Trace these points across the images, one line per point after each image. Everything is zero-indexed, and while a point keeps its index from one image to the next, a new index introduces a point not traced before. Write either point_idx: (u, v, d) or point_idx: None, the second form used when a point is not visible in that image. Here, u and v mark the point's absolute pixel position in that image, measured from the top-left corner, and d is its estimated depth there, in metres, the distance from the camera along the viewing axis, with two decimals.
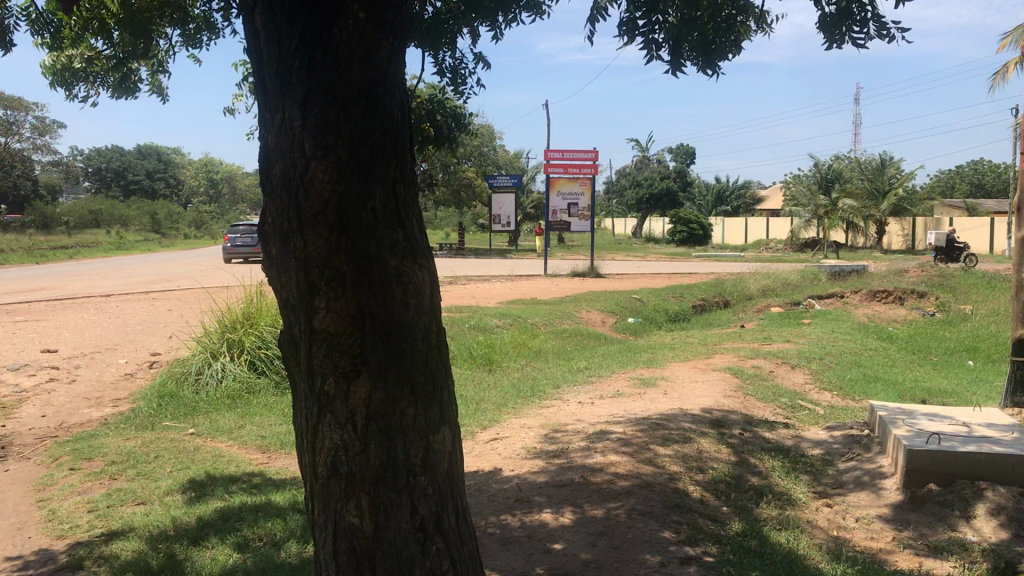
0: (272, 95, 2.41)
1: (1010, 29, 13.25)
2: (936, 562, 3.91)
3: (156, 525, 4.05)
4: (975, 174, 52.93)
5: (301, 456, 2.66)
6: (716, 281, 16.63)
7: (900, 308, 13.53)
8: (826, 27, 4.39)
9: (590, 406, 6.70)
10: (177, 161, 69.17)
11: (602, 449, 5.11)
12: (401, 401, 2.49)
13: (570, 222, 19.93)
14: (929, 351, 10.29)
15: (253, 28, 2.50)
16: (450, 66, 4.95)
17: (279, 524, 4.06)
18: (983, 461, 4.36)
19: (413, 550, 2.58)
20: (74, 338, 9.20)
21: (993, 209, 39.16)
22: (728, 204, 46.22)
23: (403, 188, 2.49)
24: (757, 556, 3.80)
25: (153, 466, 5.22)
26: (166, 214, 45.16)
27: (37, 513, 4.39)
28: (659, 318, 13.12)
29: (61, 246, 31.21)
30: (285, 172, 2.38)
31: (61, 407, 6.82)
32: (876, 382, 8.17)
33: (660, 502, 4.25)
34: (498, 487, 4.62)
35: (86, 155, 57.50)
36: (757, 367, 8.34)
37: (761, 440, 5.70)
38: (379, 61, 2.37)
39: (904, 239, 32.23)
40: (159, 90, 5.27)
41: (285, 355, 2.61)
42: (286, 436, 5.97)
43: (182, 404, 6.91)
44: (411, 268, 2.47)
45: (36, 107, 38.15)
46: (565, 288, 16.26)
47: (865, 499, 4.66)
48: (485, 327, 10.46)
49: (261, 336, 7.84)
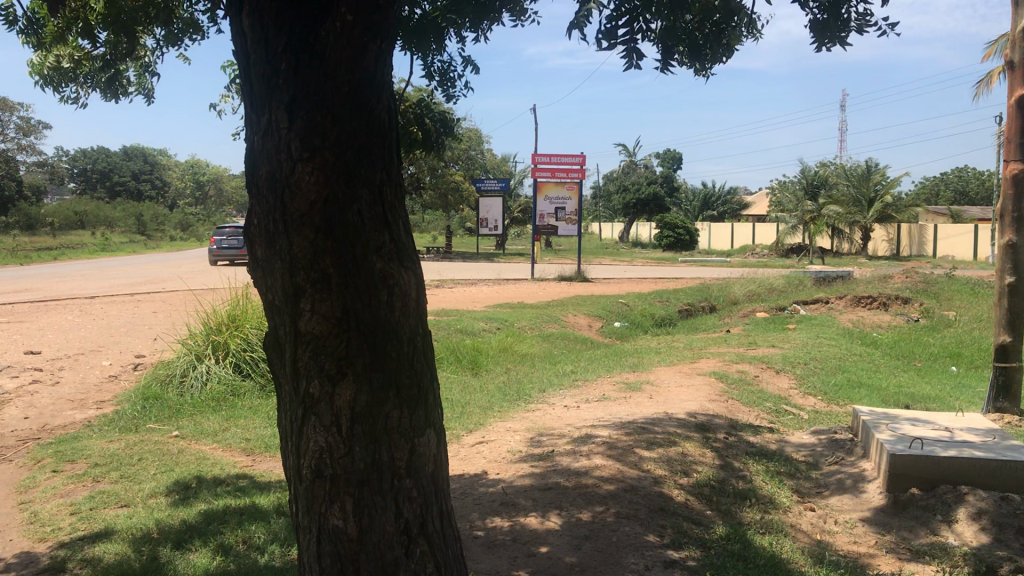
0: (259, 97, 2.42)
1: (993, 40, 13.44)
2: (917, 566, 3.96)
3: (140, 527, 4.04)
4: (959, 182, 53.77)
5: (285, 458, 2.66)
6: (702, 286, 16.77)
7: (884, 313, 13.67)
8: (816, 30, 4.48)
9: (576, 409, 6.73)
10: (163, 163, 68.66)
11: (588, 453, 5.15)
12: (386, 403, 2.51)
13: (557, 226, 20.01)
14: (913, 356, 10.41)
15: (241, 28, 2.51)
16: (438, 69, 4.98)
17: (262, 527, 4.07)
18: (963, 466, 4.42)
19: (397, 553, 2.59)
20: (58, 340, 9.14)
21: (977, 217, 39.59)
22: (715, 209, 46.72)
23: (390, 191, 2.51)
24: (740, 560, 3.82)
25: (136, 468, 5.20)
26: (151, 216, 44.93)
27: (19, 515, 4.37)
28: (646, 322, 13.22)
29: (45, 246, 31.04)
30: (272, 174, 2.39)
31: (44, 409, 6.78)
32: (860, 387, 8.25)
33: (644, 505, 4.28)
34: (483, 490, 4.64)
35: (72, 155, 57.03)
36: (742, 371, 8.43)
37: (745, 444, 5.75)
38: (367, 63, 2.38)
39: (889, 245, 33.07)
40: (146, 90, 5.24)
41: (271, 357, 2.62)
42: (271, 438, 5.97)
43: (166, 406, 6.88)
44: (397, 270, 2.48)
45: (19, 107, 37.84)
46: (552, 292, 16.34)
47: (849, 504, 4.71)
48: (472, 330, 10.48)
49: (246, 338, 7.81)
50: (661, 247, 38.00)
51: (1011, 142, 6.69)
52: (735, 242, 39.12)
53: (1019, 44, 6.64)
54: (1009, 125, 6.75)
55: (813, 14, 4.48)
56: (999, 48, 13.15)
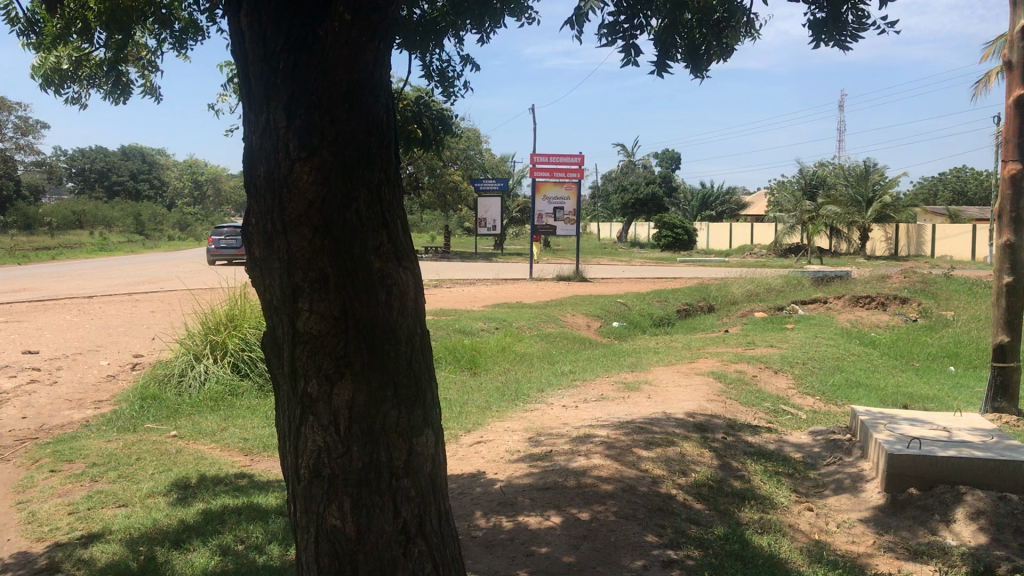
0: (257, 97, 2.42)
1: (992, 40, 13.48)
2: (915, 566, 3.97)
3: (137, 527, 4.04)
4: (958, 182, 53.81)
5: (284, 458, 2.66)
6: (701, 286, 16.80)
7: (882, 313, 13.68)
8: (814, 28, 4.49)
9: (574, 409, 6.74)
10: (161, 162, 68.57)
11: (587, 452, 5.15)
12: (385, 403, 2.51)
13: (555, 226, 19.98)
14: (911, 356, 10.42)
15: (239, 28, 2.51)
16: (437, 68, 4.98)
17: (261, 527, 4.06)
18: (961, 466, 4.43)
19: (395, 553, 2.59)
20: (55, 340, 9.12)
21: (976, 217, 39.64)
22: (712, 208, 46.89)
23: (388, 191, 2.51)
24: (739, 560, 3.82)
25: (134, 468, 5.19)
26: (150, 216, 44.88)
27: (16, 515, 4.37)
28: (644, 322, 13.23)
29: (43, 246, 30.99)
30: (270, 174, 2.39)
31: (42, 408, 6.77)
32: (858, 387, 8.26)
33: (643, 505, 4.28)
34: (482, 490, 4.64)
35: (70, 155, 56.94)
36: (740, 371, 8.44)
37: (743, 444, 5.76)
38: (365, 63, 2.39)
39: (887, 245, 33.09)
40: (151, 90, 5.24)
41: (269, 357, 2.62)
42: (269, 438, 5.97)
43: (164, 406, 6.88)
44: (395, 270, 2.49)
45: (18, 107, 37.79)
46: (550, 291, 16.34)
47: (847, 504, 4.72)
48: (470, 330, 10.48)
49: (244, 338, 7.81)
50: (660, 247, 38.03)
51: (1010, 142, 6.68)
52: (733, 242, 39.14)
53: (1017, 44, 6.65)
54: (1006, 126, 6.76)
55: (812, 13, 4.49)
56: (997, 48, 13.17)
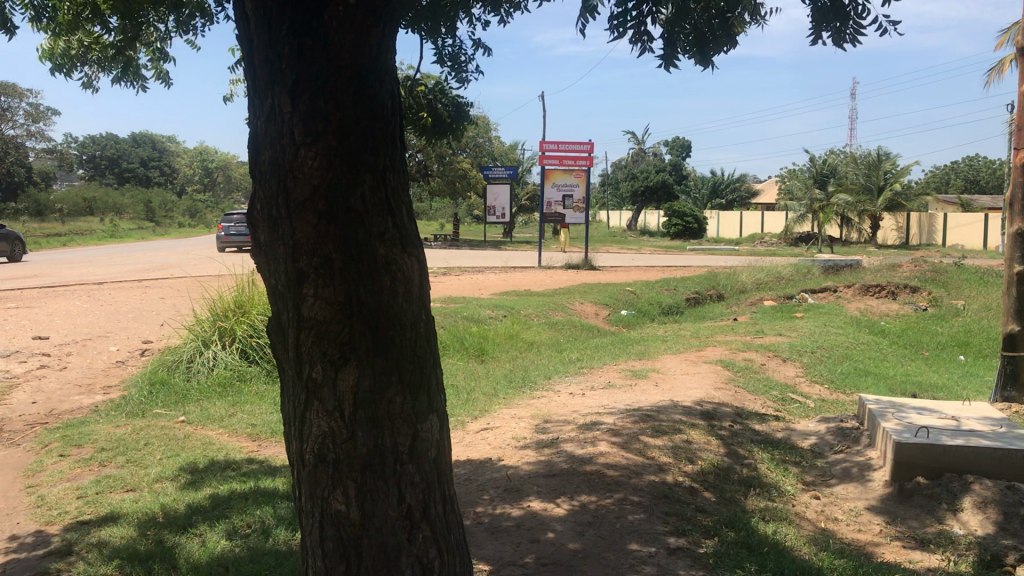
0: (263, 82, 2.41)
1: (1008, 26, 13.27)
2: (923, 554, 3.94)
3: (146, 511, 4.06)
4: (971, 169, 53.13)
5: (289, 443, 2.66)
6: (710, 274, 16.71)
7: (892, 302, 13.56)
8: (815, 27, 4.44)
9: (581, 397, 6.73)
10: (172, 148, 68.88)
11: (593, 440, 5.13)
12: (390, 389, 2.50)
13: (564, 214, 19.84)
14: (921, 346, 10.35)
15: (244, 13, 2.48)
16: (449, 54, 4.94)
17: (267, 512, 4.08)
18: (969, 454, 4.42)
19: (399, 538, 2.60)
20: (65, 326, 9.18)
21: (987, 206, 39.27)
22: (723, 196, 47.12)
23: (393, 176, 2.49)
24: (744, 547, 3.81)
25: (142, 453, 5.23)
26: (160, 203, 45.21)
27: (27, 498, 4.41)
28: (653, 310, 13.18)
29: (55, 233, 31.29)
30: (275, 159, 2.38)
31: (52, 394, 6.81)
32: (868, 375, 8.22)
33: (649, 492, 4.27)
34: (489, 477, 4.64)
35: (81, 143, 57.13)
36: (748, 359, 8.40)
37: (750, 432, 5.73)
38: (369, 47, 2.35)
39: (898, 234, 32.85)
40: (162, 75, 5.23)
41: (274, 343, 2.62)
42: (276, 424, 5.98)
43: (173, 391, 6.91)
44: (400, 256, 2.47)
45: (27, 94, 37.88)
46: (559, 279, 16.31)
47: (854, 492, 4.69)
48: (479, 318, 10.49)
49: (252, 325, 7.81)
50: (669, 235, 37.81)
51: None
52: (744, 231, 38.98)
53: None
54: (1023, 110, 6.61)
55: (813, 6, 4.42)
56: (1012, 35, 13.00)
